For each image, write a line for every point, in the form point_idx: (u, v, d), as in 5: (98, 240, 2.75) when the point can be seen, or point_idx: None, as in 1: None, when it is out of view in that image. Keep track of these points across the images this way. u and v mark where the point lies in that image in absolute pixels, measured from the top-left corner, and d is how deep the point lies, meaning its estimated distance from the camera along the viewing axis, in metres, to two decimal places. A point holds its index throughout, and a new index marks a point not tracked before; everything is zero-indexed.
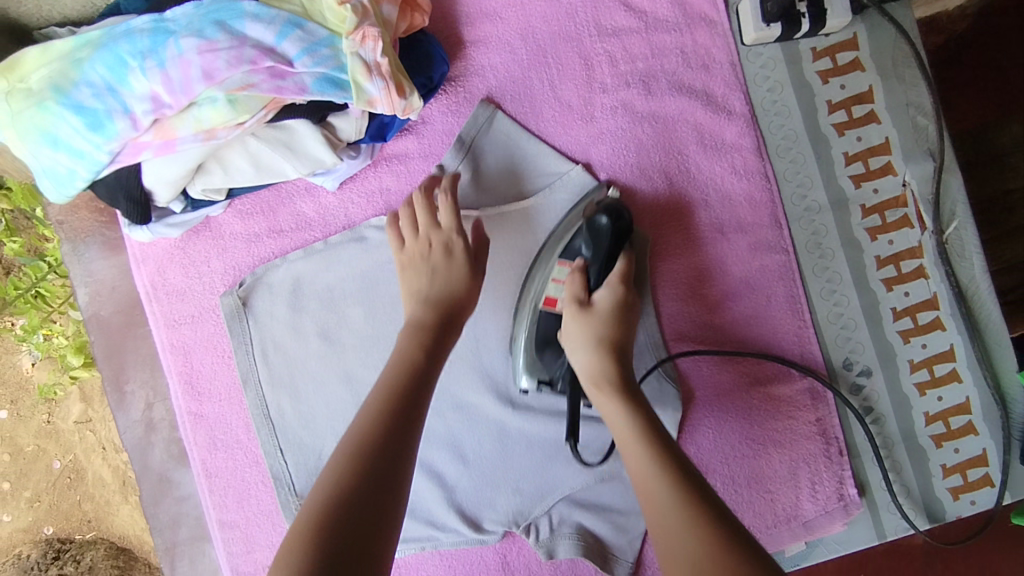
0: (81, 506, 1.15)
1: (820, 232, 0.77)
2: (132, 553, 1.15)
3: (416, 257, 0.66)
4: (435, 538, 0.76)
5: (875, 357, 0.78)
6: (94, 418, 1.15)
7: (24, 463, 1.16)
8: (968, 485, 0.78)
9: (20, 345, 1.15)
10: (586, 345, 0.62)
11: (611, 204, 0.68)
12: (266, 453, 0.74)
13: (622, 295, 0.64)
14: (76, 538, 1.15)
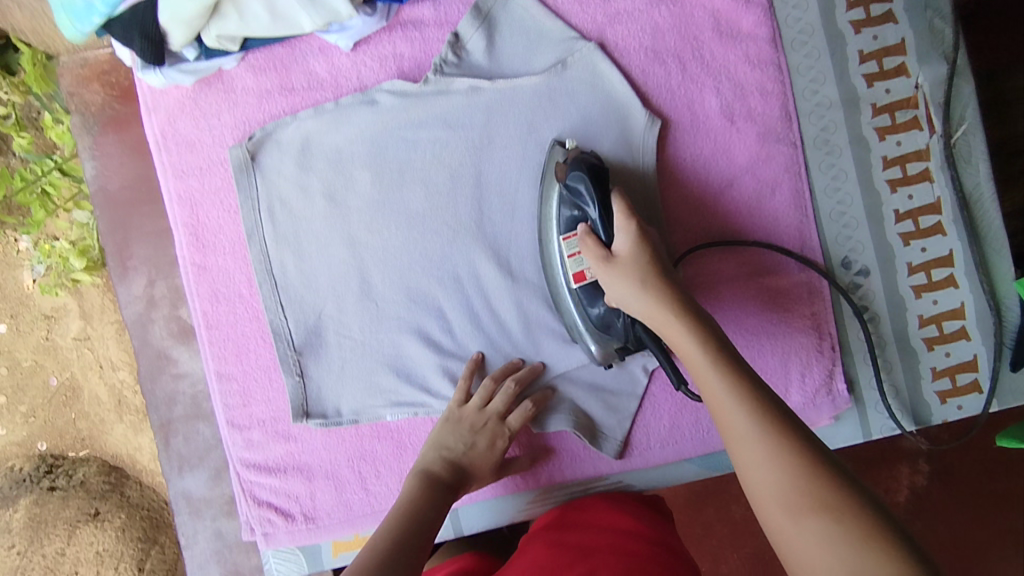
0: (74, 424, 1.26)
1: (829, 128, 0.78)
2: (122, 470, 1.26)
3: (466, 422, 0.72)
4: (428, 404, 0.76)
5: (874, 258, 0.79)
6: (92, 337, 1.25)
7: (21, 377, 1.25)
8: (956, 389, 0.79)
9: (22, 260, 1.24)
10: (635, 289, 0.61)
11: (579, 156, 0.69)
12: (267, 308, 0.75)
13: (636, 231, 0.64)
14: (69, 456, 1.26)
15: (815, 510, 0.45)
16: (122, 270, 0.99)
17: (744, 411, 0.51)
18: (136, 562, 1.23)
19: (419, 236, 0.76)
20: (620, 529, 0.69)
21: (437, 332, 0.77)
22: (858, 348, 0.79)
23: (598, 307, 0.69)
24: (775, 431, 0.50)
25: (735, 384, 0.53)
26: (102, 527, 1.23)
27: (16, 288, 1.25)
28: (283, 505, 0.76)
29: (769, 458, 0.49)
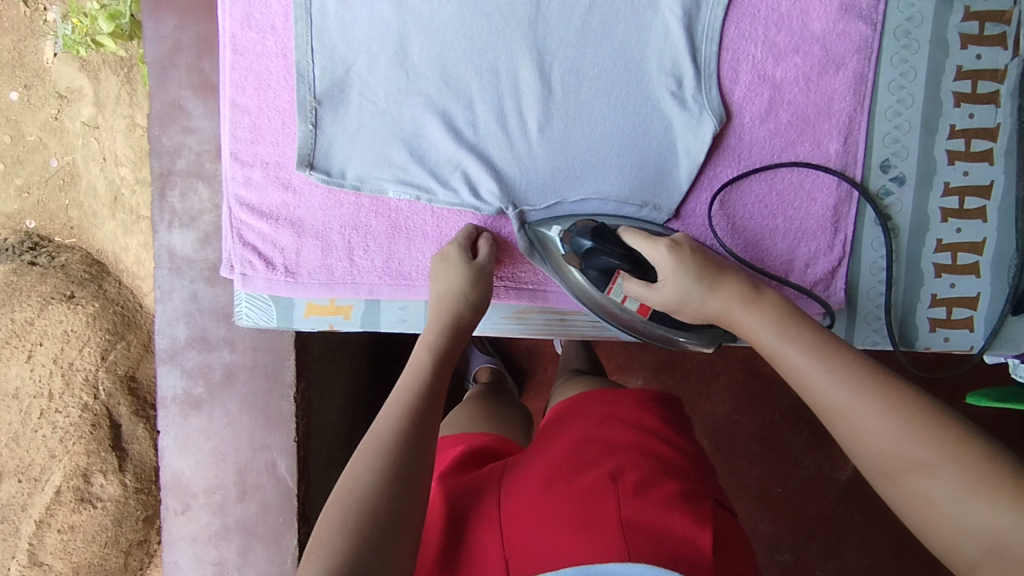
0: (66, 212, 1.37)
1: (915, 19, 0.73)
2: (104, 266, 1.35)
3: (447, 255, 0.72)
4: (433, 192, 0.74)
5: (914, 168, 0.76)
6: (102, 128, 1.33)
7: (24, 151, 1.37)
8: (948, 321, 0.78)
9: (47, 33, 1.36)
10: (687, 279, 0.67)
11: (577, 226, 0.72)
12: (297, 47, 0.72)
13: (677, 242, 0.68)
14: (56, 240, 1.37)
15: (870, 405, 0.53)
16: (155, 6, 0.95)
17: (799, 351, 0.60)
18: (99, 350, 1.23)
19: (468, 14, 0.72)
20: (644, 427, 0.71)
21: (460, 121, 0.74)
22: (869, 256, 0.78)
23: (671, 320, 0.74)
24: (825, 357, 0.57)
25: (783, 333, 0.62)
26: (74, 309, 1.25)
27: (36, 60, 1.36)
28: (267, 253, 0.75)
29: (819, 378, 0.57)
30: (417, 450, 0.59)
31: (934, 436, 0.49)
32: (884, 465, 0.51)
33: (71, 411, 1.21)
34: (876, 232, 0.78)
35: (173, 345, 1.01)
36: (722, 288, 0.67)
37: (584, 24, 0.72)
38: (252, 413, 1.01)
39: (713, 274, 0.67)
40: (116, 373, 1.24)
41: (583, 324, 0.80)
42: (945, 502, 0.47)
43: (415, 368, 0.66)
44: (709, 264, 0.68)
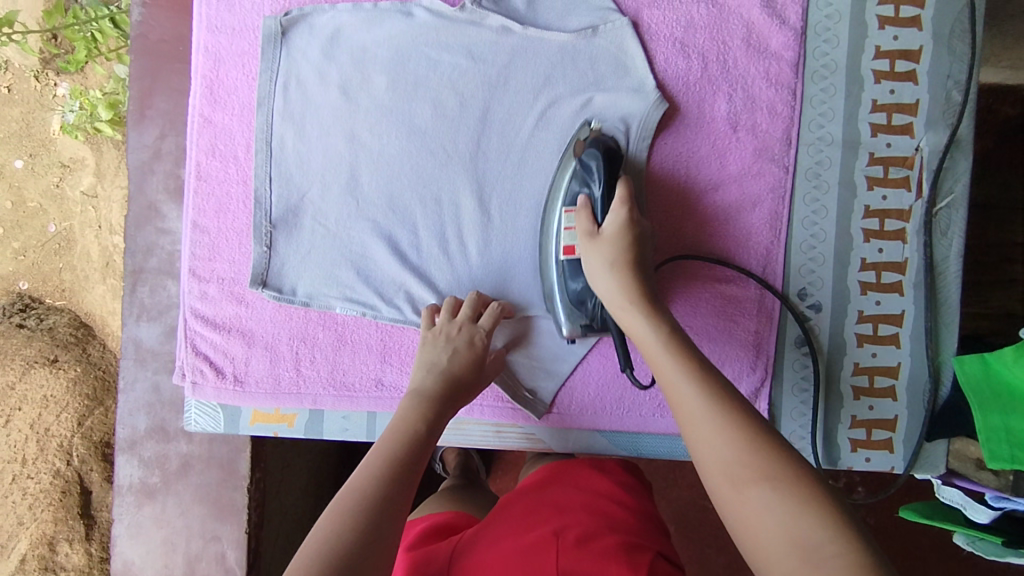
0: (60, 274, 1.41)
1: (824, 163, 0.80)
2: (90, 329, 1.38)
3: (442, 333, 0.74)
4: (377, 309, 0.79)
5: (829, 297, 0.81)
6: (99, 197, 1.40)
7: (23, 216, 1.42)
8: (868, 442, 0.81)
9: (54, 107, 1.42)
10: (606, 264, 0.69)
11: (596, 137, 0.74)
12: (256, 176, 0.78)
13: (627, 217, 0.70)
14: (47, 302, 1.41)
15: (725, 428, 0.55)
16: (139, 118, 1.04)
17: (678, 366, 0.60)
18: (76, 416, 1.27)
19: (414, 150, 0.79)
20: (597, 490, 0.74)
21: (404, 243, 0.79)
22: (790, 377, 0.82)
23: (579, 282, 0.74)
24: (698, 372, 0.59)
25: (672, 341, 0.63)
26: (56, 373, 1.30)
27: (43, 130, 1.41)
28: (218, 362, 0.79)
29: (685, 384, 0.59)
30: (401, 493, 0.59)
31: (777, 458, 0.52)
32: (732, 474, 0.52)
33: (43, 477, 1.25)
34: (798, 354, 0.82)
35: (133, 434, 1.04)
36: (624, 280, 0.68)
37: (520, 161, 0.79)
38: (205, 504, 1.03)
39: (634, 260, 0.69)
40: (91, 440, 1.27)
41: (516, 437, 0.81)
42: (775, 511, 0.49)
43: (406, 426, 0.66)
44: (632, 253, 0.70)
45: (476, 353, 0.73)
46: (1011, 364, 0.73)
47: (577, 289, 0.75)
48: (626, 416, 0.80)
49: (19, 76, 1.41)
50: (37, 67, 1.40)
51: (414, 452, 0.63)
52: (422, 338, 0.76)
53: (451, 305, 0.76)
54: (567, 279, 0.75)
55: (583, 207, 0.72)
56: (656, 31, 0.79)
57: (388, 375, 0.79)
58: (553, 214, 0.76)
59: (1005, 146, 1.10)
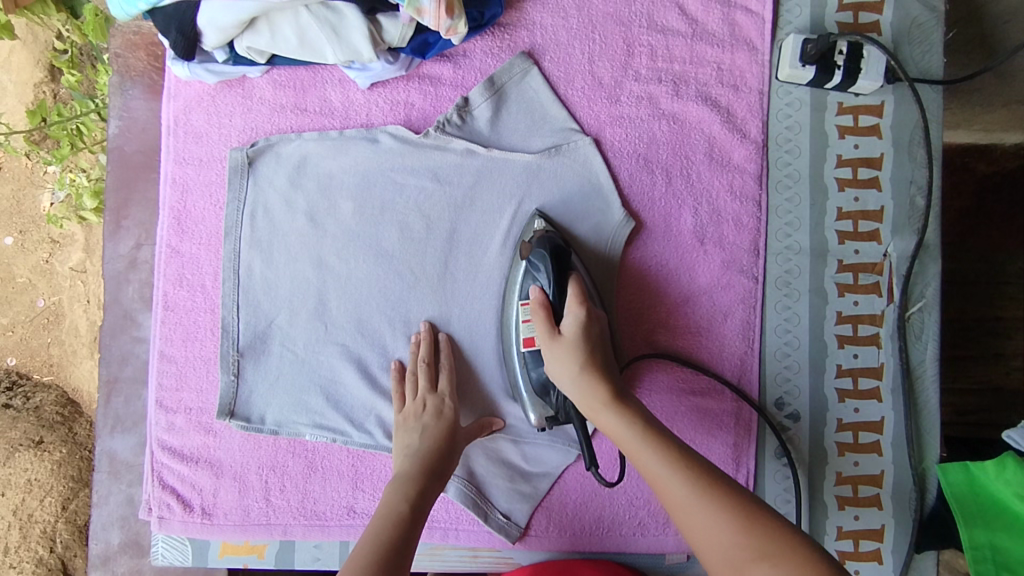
0: (48, 349, 1.34)
1: (793, 271, 0.80)
2: (78, 407, 1.32)
3: (411, 415, 0.74)
4: (347, 434, 0.78)
5: (807, 406, 0.80)
6: (89, 272, 1.34)
7: (13, 292, 1.34)
8: (856, 554, 0.79)
9: (46, 184, 1.34)
10: (569, 369, 0.66)
11: (543, 236, 0.74)
12: (223, 304, 0.78)
13: (583, 317, 0.68)
14: (34, 378, 1.33)
15: (673, 471, 0.56)
16: (115, 228, 1.05)
17: (616, 418, 0.62)
18: (60, 500, 1.21)
19: (382, 273, 0.79)
20: None
21: (374, 367, 0.79)
22: (772, 488, 0.80)
23: (539, 370, 0.72)
24: (646, 431, 0.60)
25: (615, 403, 0.63)
26: (40, 457, 1.23)
27: (34, 209, 1.34)
28: (185, 494, 0.78)
29: (621, 428, 0.61)
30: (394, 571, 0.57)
31: (726, 486, 0.55)
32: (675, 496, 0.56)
33: (25, 566, 1.18)
34: (778, 464, 0.80)
35: (106, 549, 1.01)
36: (586, 380, 0.65)
37: (487, 280, 0.79)
38: None
39: (596, 365, 0.66)
40: (75, 524, 1.21)
41: (492, 560, 0.79)
42: (731, 535, 0.51)
43: (389, 512, 0.64)
44: (596, 358, 0.66)
45: (446, 423, 0.73)
46: (993, 476, 0.70)
47: (540, 377, 0.72)
48: (605, 538, 0.78)
49: (10, 154, 1.34)
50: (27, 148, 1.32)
51: (402, 537, 0.61)
52: (395, 421, 0.76)
53: (412, 375, 0.76)
54: (528, 368, 0.73)
55: (537, 303, 0.70)
56: (619, 148, 0.80)
57: (360, 502, 0.78)
58: (511, 307, 0.75)
59: (981, 207, 1.06)
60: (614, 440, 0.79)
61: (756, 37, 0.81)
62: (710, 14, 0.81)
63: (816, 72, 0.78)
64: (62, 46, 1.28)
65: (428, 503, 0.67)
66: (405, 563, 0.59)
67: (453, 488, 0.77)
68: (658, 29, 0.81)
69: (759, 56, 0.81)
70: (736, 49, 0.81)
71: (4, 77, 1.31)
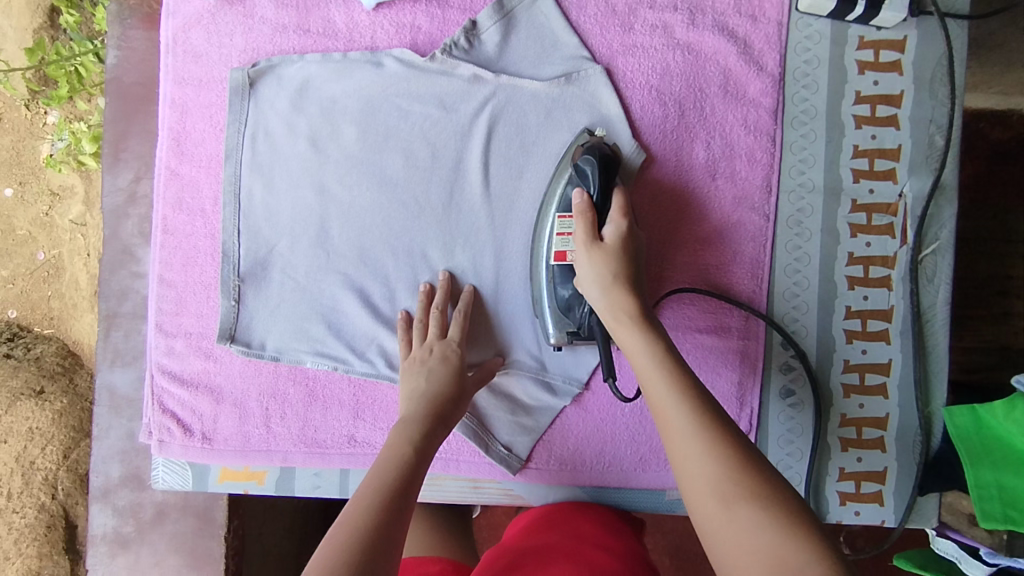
0: (49, 302, 1.33)
1: (805, 210, 0.79)
2: (79, 359, 1.31)
3: (418, 360, 0.73)
4: (349, 362, 0.77)
5: (813, 347, 0.79)
6: (88, 225, 1.32)
7: (13, 244, 1.33)
8: (858, 496, 0.79)
9: (43, 134, 1.33)
10: (596, 280, 0.67)
11: (594, 144, 0.72)
12: (224, 229, 0.77)
13: (626, 230, 0.69)
14: (36, 330, 1.33)
15: (708, 447, 0.53)
16: (114, 160, 1.03)
17: (679, 404, 0.57)
18: (62, 449, 1.21)
19: (386, 202, 0.77)
20: (581, 536, 0.69)
21: (375, 298, 0.78)
22: (776, 430, 0.80)
23: (569, 289, 0.72)
24: (686, 390, 0.58)
25: (661, 356, 0.61)
26: (42, 405, 1.22)
27: (33, 159, 1.32)
28: (185, 419, 0.77)
29: (678, 411, 0.56)
30: (399, 517, 0.56)
31: (755, 470, 0.52)
32: (721, 491, 0.51)
33: (28, 511, 1.18)
34: (782, 405, 0.80)
35: (107, 482, 1.02)
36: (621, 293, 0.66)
37: (493, 211, 0.77)
38: (180, 554, 1.00)
39: (629, 279, 0.67)
40: (76, 473, 1.21)
41: (494, 492, 0.79)
42: (760, 530, 0.48)
43: (394, 455, 0.63)
44: (629, 268, 0.67)
45: (453, 369, 0.72)
46: (1001, 417, 0.69)
47: (567, 297, 0.72)
48: (606, 473, 0.77)
49: (9, 104, 1.32)
50: (26, 96, 1.30)
51: (410, 474, 0.61)
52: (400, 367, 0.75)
53: (421, 322, 0.75)
54: (555, 286, 0.72)
55: (581, 206, 0.69)
56: (631, 78, 0.78)
57: (361, 431, 0.77)
58: (546, 219, 0.73)
59: (999, 166, 1.03)
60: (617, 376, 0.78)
61: None
62: None
63: (838, 1, 0.76)
64: None
65: (433, 450, 0.66)
66: (412, 501, 0.59)
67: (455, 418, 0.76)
68: None
69: None
70: None
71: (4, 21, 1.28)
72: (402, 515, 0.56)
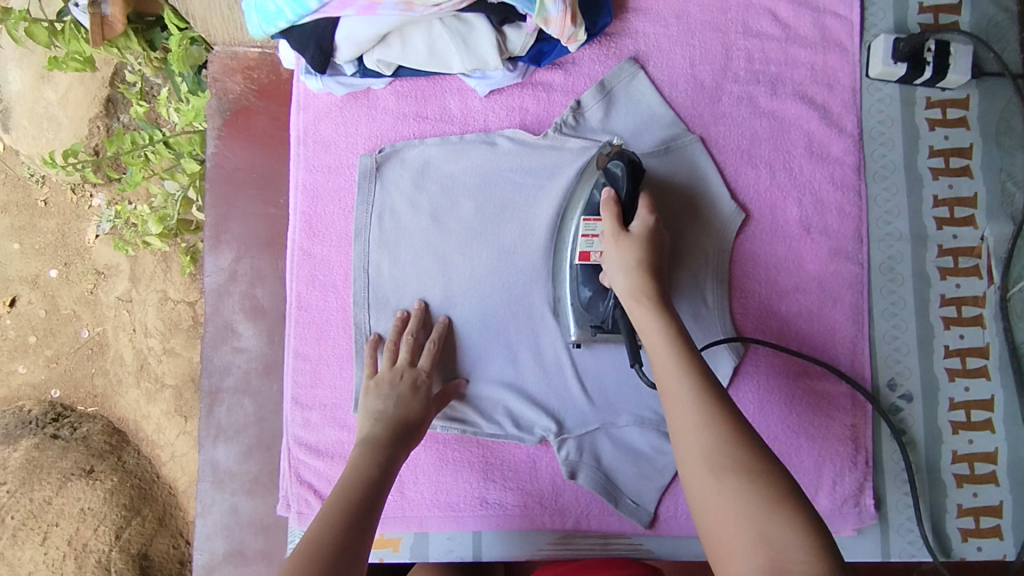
0: (92, 379, 1.35)
1: (895, 258, 0.84)
2: (125, 435, 1.33)
3: (384, 382, 0.75)
4: (478, 425, 0.80)
5: (919, 386, 0.83)
6: (133, 301, 1.34)
7: (56, 323, 1.37)
8: (978, 531, 0.81)
9: (91, 216, 1.38)
10: (622, 266, 0.70)
11: (619, 149, 0.75)
12: (355, 303, 0.82)
13: (653, 224, 0.72)
14: (79, 409, 1.34)
15: (710, 421, 0.55)
16: (216, 243, 1.08)
17: (688, 383, 0.58)
18: (113, 529, 1.23)
19: (504, 269, 0.82)
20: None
21: (497, 362, 0.81)
22: (891, 469, 0.82)
23: (590, 288, 0.76)
24: (694, 370, 0.59)
25: (676, 339, 0.63)
26: (92, 486, 1.26)
27: (78, 240, 1.38)
28: (322, 489, 0.80)
29: (684, 387, 0.58)
30: (362, 533, 0.58)
31: (759, 450, 0.53)
32: (711, 462, 0.53)
33: None
34: (894, 444, 0.83)
35: (210, 560, 1.02)
36: (641, 278, 0.68)
37: None
38: None
39: (652, 267, 0.69)
40: (128, 553, 1.23)
41: (623, 548, 0.80)
42: (751, 502, 0.49)
43: (360, 475, 0.65)
44: (653, 258, 0.70)
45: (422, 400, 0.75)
46: None
47: (590, 294, 0.76)
48: None
49: (56, 189, 1.40)
50: (75, 181, 1.36)
51: (370, 495, 0.63)
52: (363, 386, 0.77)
53: (391, 345, 0.78)
54: (580, 284, 0.77)
55: (608, 203, 0.73)
56: (723, 145, 0.84)
57: (492, 492, 0.80)
58: (570, 223, 0.79)
59: None
60: None
61: (846, 39, 0.86)
62: (801, 19, 0.86)
63: (908, 69, 0.83)
64: (133, 79, 1.33)
65: (394, 471, 0.68)
66: (374, 523, 0.60)
67: (585, 476, 0.79)
68: (753, 34, 0.86)
69: (850, 56, 0.86)
70: (829, 50, 0.86)
71: (59, 112, 1.32)
72: (361, 532, 0.58)
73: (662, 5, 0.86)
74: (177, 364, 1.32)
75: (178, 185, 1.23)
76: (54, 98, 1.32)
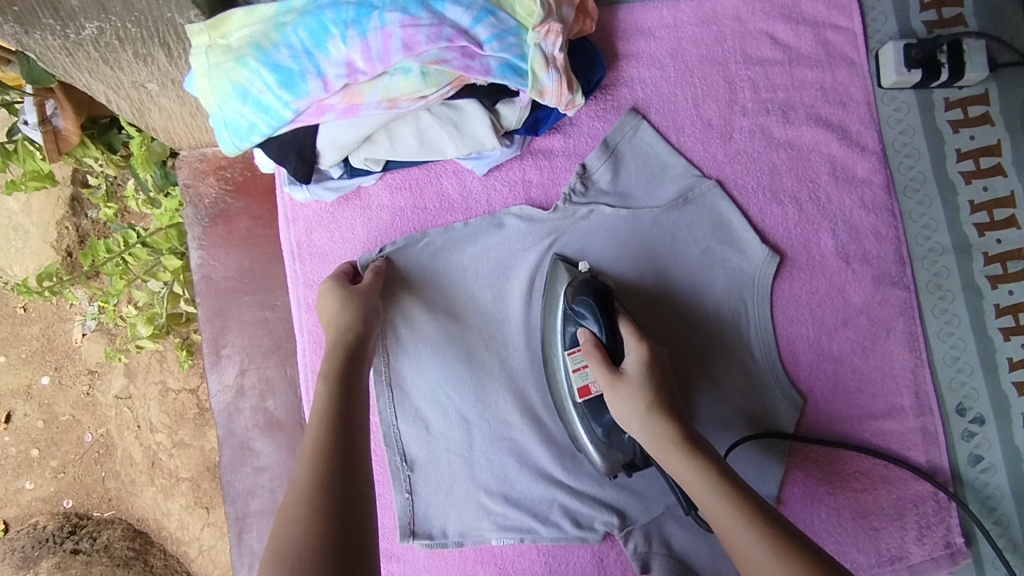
0: (104, 482, 1.26)
1: (942, 273, 0.79)
2: (147, 535, 1.25)
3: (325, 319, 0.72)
4: (536, 530, 0.75)
5: (989, 407, 0.77)
6: (135, 395, 1.25)
7: (57, 431, 1.27)
8: None
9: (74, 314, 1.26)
10: (634, 411, 0.61)
11: (584, 280, 0.70)
12: (381, 419, 0.78)
13: (647, 353, 0.64)
14: (95, 515, 1.26)
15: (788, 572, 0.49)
16: (216, 359, 1.02)
17: (747, 529, 0.52)
18: None
19: (531, 356, 0.77)
20: None
21: (543, 457, 0.75)
22: (976, 499, 0.76)
23: (604, 422, 0.68)
24: (750, 514, 0.53)
25: (716, 479, 0.56)
26: None
27: (66, 341, 1.26)
28: None
29: (745, 537, 0.52)
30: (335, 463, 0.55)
31: None
32: None
33: None
34: (975, 471, 0.77)
35: None
36: (657, 417, 0.60)
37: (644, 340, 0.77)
38: None
39: (663, 400, 0.61)
40: None
41: None
42: None
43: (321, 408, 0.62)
44: (661, 389, 0.62)
45: (352, 298, 0.70)
46: None
47: (605, 428, 0.68)
48: None
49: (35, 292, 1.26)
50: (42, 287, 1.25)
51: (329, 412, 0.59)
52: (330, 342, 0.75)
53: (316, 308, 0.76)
54: (590, 420, 0.69)
55: (589, 346, 0.66)
56: (742, 184, 0.79)
57: None
58: (557, 360, 0.72)
59: None
60: (803, 482, 0.78)
61: (852, 51, 0.81)
62: (801, 37, 0.81)
63: (923, 74, 0.78)
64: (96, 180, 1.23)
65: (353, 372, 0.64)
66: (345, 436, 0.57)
67: (658, 568, 0.73)
68: (754, 62, 0.80)
69: (859, 69, 0.81)
70: (835, 66, 0.81)
71: (25, 220, 1.21)
72: (333, 457, 0.55)
73: (654, 46, 0.81)
74: (189, 455, 1.24)
75: (163, 283, 1.10)
76: (17, 206, 1.22)
